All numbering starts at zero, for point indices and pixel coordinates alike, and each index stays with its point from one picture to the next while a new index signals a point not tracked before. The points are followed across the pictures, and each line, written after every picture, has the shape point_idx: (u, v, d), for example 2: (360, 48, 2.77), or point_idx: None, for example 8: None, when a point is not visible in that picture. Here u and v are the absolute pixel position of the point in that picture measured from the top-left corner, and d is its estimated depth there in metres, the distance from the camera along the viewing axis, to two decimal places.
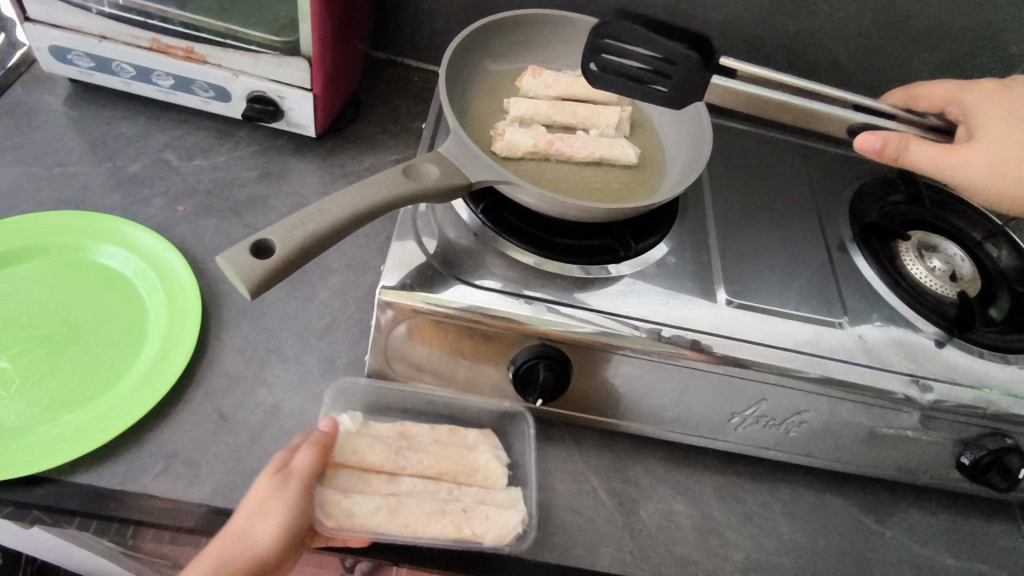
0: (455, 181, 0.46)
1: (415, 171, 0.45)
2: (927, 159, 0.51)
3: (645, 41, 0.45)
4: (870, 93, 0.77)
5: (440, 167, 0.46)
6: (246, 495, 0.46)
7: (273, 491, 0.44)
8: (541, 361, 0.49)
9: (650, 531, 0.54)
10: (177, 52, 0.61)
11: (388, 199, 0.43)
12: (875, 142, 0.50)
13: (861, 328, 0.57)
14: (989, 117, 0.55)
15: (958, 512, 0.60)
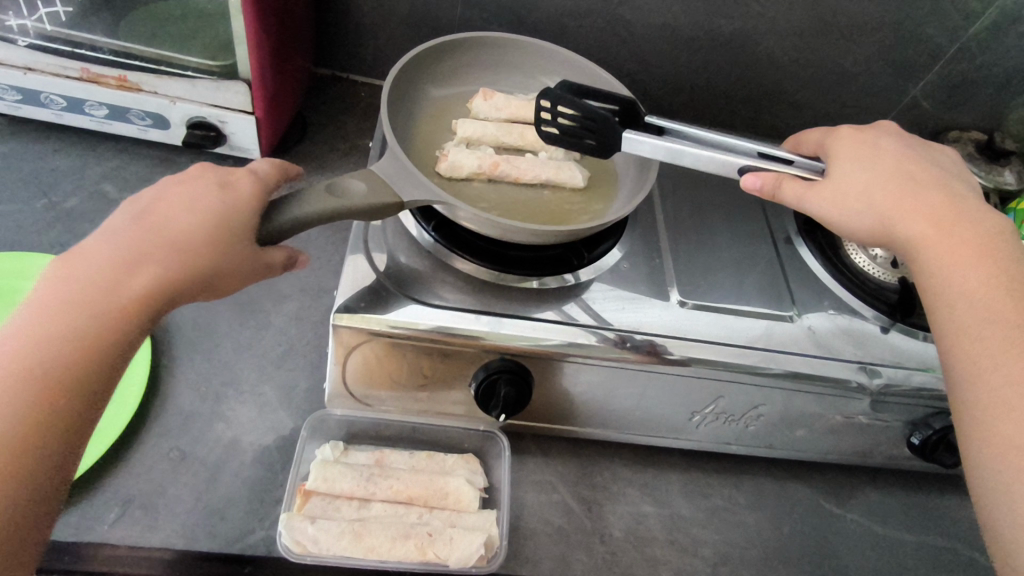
0: (381, 198, 0.44)
1: (340, 187, 0.43)
2: (799, 194, 0.49)
3: (573, 104, 0.51)
4: (806, 87, 0.80)
5: (367, 183, 0.44)
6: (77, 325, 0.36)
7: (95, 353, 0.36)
8: (502, 376, 0.50)
9: (621, 534, 0.54)
10: (109, 81, 0.59)
11: (310, 218, 0.41)
12: (758, 177, 0.49)
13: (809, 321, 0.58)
14: (852, 151, 0.52)
15: (912, 488, 0.63)
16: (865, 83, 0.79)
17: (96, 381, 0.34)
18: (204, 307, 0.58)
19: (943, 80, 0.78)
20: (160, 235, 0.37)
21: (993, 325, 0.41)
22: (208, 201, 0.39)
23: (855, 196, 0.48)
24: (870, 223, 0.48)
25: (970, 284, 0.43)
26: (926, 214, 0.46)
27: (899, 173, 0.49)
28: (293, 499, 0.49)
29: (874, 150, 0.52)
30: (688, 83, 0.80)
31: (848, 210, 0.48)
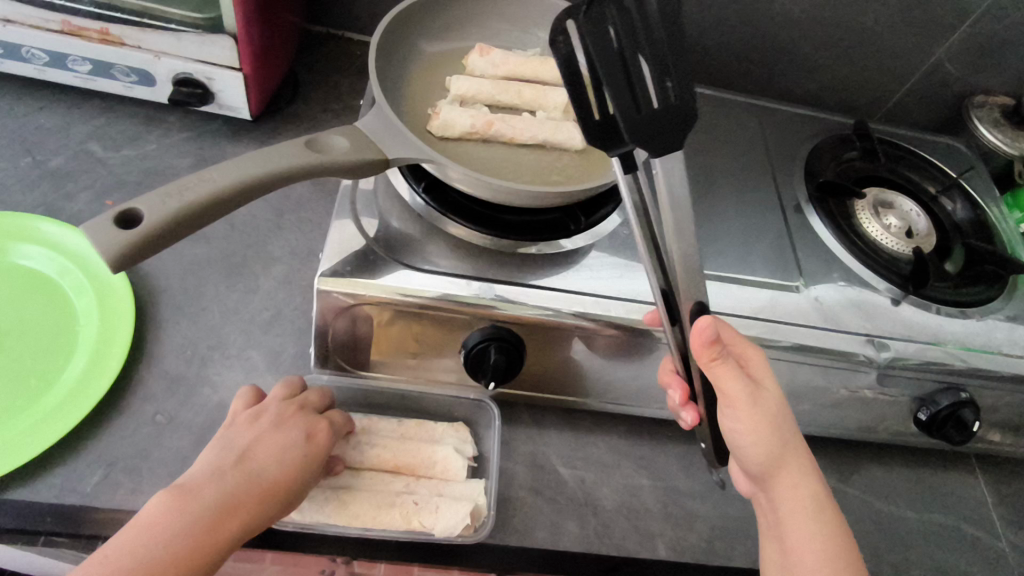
0: (366, 156, 0.41)
1: (321, 143, 0.41)
2: (727, 386, 0.43)
3: None
4: (824, 48, 0.76)
5: (350, 140, 0.42)
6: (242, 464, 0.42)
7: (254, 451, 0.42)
8: (492, 343, 0.48)
9: (614, 506, 0.53)
10: (90, 35, 0.57)
11: (287, 171, 0.37)
12: (711, 337, 0.40)
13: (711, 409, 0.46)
14: (756, 417, 0.43)
15: (918, 465, 0.62)
16: (886, 44, 0.75)
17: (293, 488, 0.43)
18: (191, 270, 0.56)
19: (972, 41, 0.74)
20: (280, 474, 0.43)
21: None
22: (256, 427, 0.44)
23: (760, 429, 0.44)
24: (750, 454, 0.45)
25: (815, 554, 0.43)
26: (816, 493, 0.45)
27: (777, 437, 0.45)
28: None
29: (769, 436, 0.44)
30: (699, 42, 0.76)
31: (754, 425, 0.44)
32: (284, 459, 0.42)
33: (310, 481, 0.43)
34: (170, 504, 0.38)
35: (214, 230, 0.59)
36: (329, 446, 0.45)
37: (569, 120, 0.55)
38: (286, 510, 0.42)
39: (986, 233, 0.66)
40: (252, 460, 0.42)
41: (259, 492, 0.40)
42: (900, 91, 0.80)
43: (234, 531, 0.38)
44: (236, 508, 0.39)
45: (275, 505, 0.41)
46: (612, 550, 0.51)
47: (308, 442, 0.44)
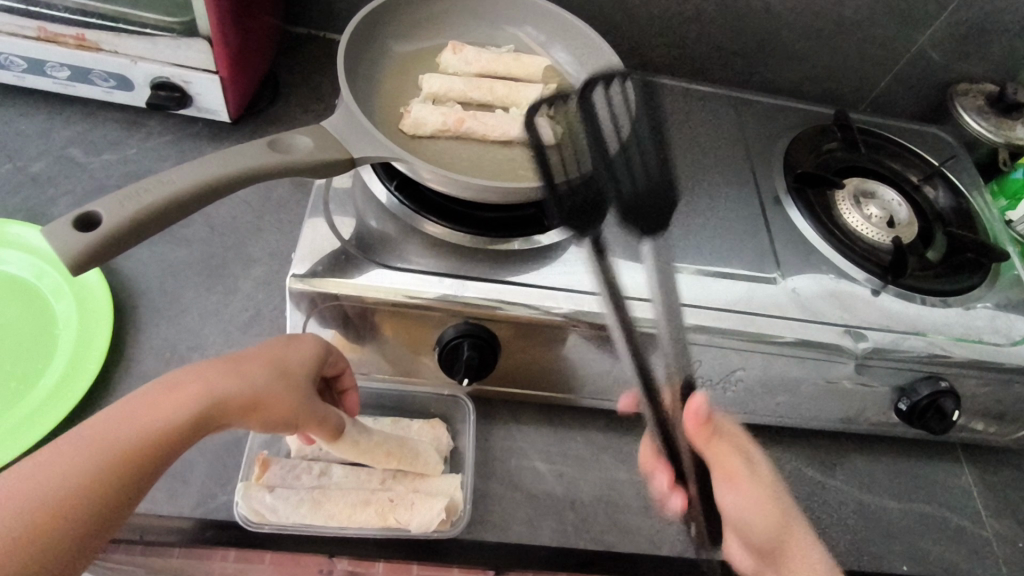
0: (329, 155, 0.41)
1: (284, 144, 0.41)
2: (723, 466, 0.46)
3: None
4: (807, 37, 0.75)
5: (314, 140, 0.42)
6: (231, 362, 0.41)
7: (245, 357, 0.42)
8: (466, 339, 0.48)
9: (593, 501, 0.53)
10: (67, 41, 0.57)
11: (247, 172, 0.38)
12: (703, 412, 0.45)
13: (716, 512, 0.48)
14: (754, 491, 0.46)
15: (901, 455, 0.61)
16: (868, 33, 0.75)
17: (275, 406, 0.42)
18: (171, 272, 0.57)
19: (953, 28, 0.73)
20: (262, 387, 0.41)
21: None
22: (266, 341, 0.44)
23: (762, 505, 0.46)
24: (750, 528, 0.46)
25: None
26: (826, 571, 0.45)
27: (779, 514, 0.46)
28: (252, 469, 0.48)
29: (769, 513, 0.46)
30: (678, 35, 0.76)
31: (752, 501, 0.46)
32: (265, 373, 0.42)
33: (297, 373, 0.43)
34: (145, 385, 0.39)
35: (194, 233, 0.59)
36: (318, 350, 0.45)
37: (542, 116, 0.55)
38: (270, 395, 0.41)
39: (970, 221, 0.66)
40: (237, 366, 0.41)
41: (233, 370, 0.41)
42: (884, 80, 0.80)
43: (200, 398, 0.38)
44: (205, 386, 0.39)
45: (253, 383, 0.41)
46: (589, 544, 0.51)
47: (291, 341, 0.44)
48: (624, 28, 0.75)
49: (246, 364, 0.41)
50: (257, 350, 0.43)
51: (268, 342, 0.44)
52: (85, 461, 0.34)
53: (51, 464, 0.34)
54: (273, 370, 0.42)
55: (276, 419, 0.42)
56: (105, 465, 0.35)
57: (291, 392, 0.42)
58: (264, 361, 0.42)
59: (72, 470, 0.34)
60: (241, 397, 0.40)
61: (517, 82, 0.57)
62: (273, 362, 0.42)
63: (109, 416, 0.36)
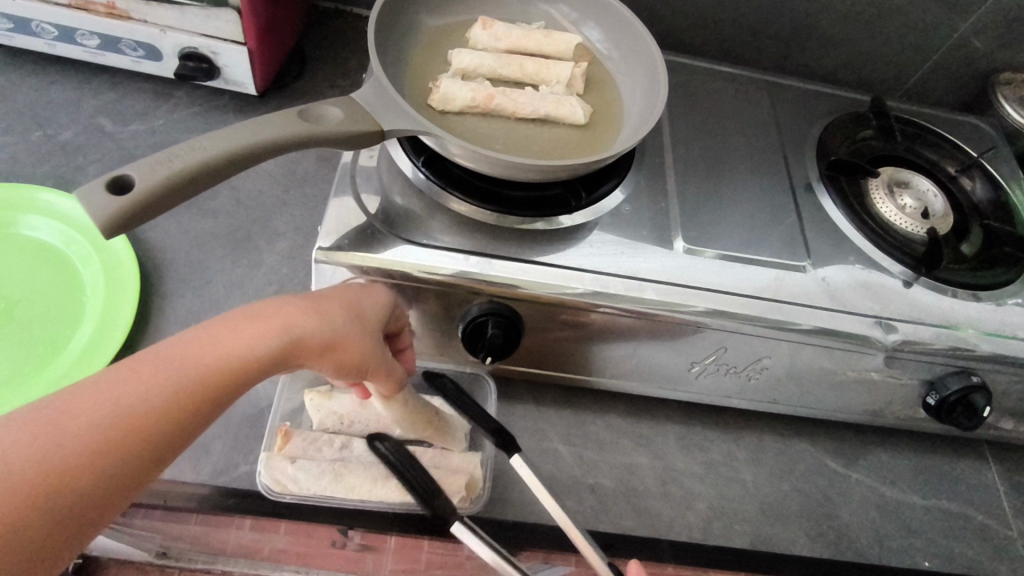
0: (360, 127, 0.41)
1: (315, 114, 0.40)
2: None
3: None
4: (845, 20, 0.73)
5: (345, 111, 0.42)
6: (310, 301, 0.41)
7: (324, 298, 0.41)
8: (490, 318, 0.48)
9: (613, 485, 0.53)
10: (97, 9, 0.57)
11: (275, 142, 0.37)
12: None
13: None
14: None
15: (926, 450, 0.60)
16: (908, 18, 0.72)
17: (348, 350, 0.41)
18: (197, 244, 0.57)
19: (998, 15, 0.71)
20: (338, 329, 0.40)
21: None
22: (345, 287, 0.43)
23: None
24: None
25: None
26: None
27: None
28: (275, 439, 0.48)
29: None
30: (711, 16, 0.74)
31: None
32: (343, 315, 0.41)
33: (368, 320, 0.42)
34: (227, 314, 0.38)
35: (221, 205, 0.59)
36: (386, 300, 0.44)
37: (572, 95, 0.54)
38: (347, 337, 0.41)
39: (1007, 215, 0.64)
40: (317, 305, 0.40)
41: (308, 310, 0.40)
42: (921, 68, 0.78)
43: (274, 336, 0.38)
44: (283, 323, 0.39)
45: (329, 325, 0.40)
46: (607, 527, 0.51)
47: (366, 288, 0.44)
48: (656, 8, 0.73)
49: (324, 304, 0.41)
50: (336, 294, 0.42)
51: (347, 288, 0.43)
52: (156, 387, 0.33)
53: (132, 378, 0.33)
54: (350, 314, 0.41)
55: (342, 365, 0.41)
56: (180, 392, 0.34)
57: (362, 337, 0.41)
58: (341, 304, 0.41)
59: (148, 392, 0.33)
60: (315, 338, 0.39)
61: (547, 60, 0.56)
62: (351, 305, 0.42)
63: (193, 340, 0.36)
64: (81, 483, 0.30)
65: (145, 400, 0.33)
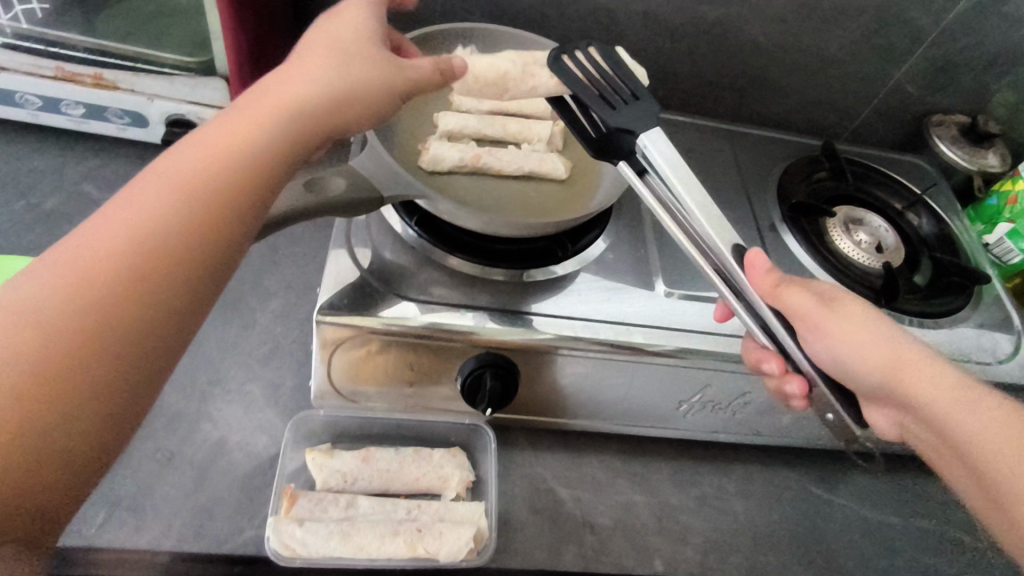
0: (363, 195, 0.43)
1: (320, 184, 0.42)
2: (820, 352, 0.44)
3: None
4: (793, 71, 0.80)
5: (348, 180, 0.43)
6: (290, 85, 0.37)
7: (306, 64, 0.38)
8: (488, 370, 0.49)
9: (611, 525, 0.55)
10: (84, 80, 0.58)
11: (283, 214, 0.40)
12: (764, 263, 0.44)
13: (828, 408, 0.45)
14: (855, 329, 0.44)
15: (897, 471, 0.64)
16: (848, 69, 0.79)
17: (346, 111, 0.38)
18: None
19: (926, 65, 0.79)
20: (332, 88, 0.37)
21: (935, 399, 0.43)
22: (316, 41, 0.39)
23: (862, 329, 0.44)
24: (871, 385, 0.44)
25: (923, 384, 0.43)
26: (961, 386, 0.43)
27: (923, 361, 0.44)
28: (281, 503, 0.48)
29: (877, 330, 0.45)
30: (672, 70, 0.79)
31: (853, 341, 0.44)
32: (317, 71, 0.38)
33: (352, 48, 0.39)
34: (206, 136, 0.34)
35: None
36: (356, 18, 0.41)
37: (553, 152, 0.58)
38: (343, 90, 0.38)
39: (951, 245, 0.70)
40: (293, 86, 0.37)
41: (280, 91, 0.37)
42: (863, 113, 0.84)
43: (264, 116, 0.35)
44: (264, 123, 0.35)
45: (318, 79, 0.37)
46: (610, 568, 0.52)
47: (332, 23, 0.40)
48: None
49: (307, 66, 0.38)
50: (318, 56, 0.38)
51: (310, 42, 0.39)
52: (130, 238, 0.30)
53: (92, 247, 0.30)
54: (326, 67, 0.38)
55: (349, 121, 0.39)
56: (178, 202, 0.32)
57: (362, 76, 0.39)
58: (312, 72, 0.38)
59: (140, 216, 0.31)
60: (301, 90, 0.37)
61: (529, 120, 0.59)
62: (313, 64, 0.38)
63: (163, 178, 0.32)
64: (89, 383, 0.28)
65: (133, 221, 0.31)
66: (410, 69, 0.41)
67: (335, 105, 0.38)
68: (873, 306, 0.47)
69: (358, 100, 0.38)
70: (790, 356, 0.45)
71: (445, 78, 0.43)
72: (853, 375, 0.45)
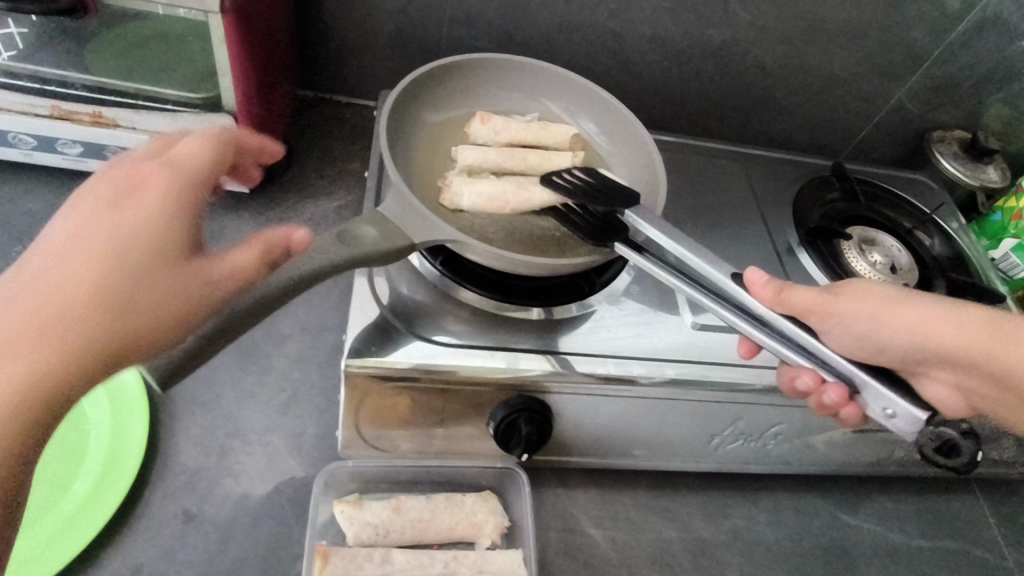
0: (397, 243, 0.42)
1: (353, 235, 0.41)
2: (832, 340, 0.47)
3: None
4: (798, 91, 0.80)
5: (379, 229, 0.43)
6: (32, 281, 0.30)
7: (81, 273, 0.31)
8: (522, 415, 0.48)
9: (646, 564, 0.54)
10: (81, 118, 0.56)
11: (319, 269, 0.38)
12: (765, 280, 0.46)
13: (883, 401, 0.44)
14: (869, 307, 0.47)
15: (922, 492, 0.64)
16: (852, 88, 0.80)
17: (103, 337, 0.30)
18: None
19: (926, 82, 0.79)
20: (81, 296, 0.30)
21: (969, 341, 0.46)
22: (110, 222, 0.32)
23: (872, 306, 0.47)
24: (903, 351, 0.46)
25: (952, 333, 0.46)
26: (983, 321, 0.46)
27: (936, 306, 0.47)
28: (312, 561, 0.47)
29: (887, 299, 0.47)
30: (679, 92, 0.79)
31: (863, 314, 0.47)
32: (114, 253, 0.31)
33: (169, 255, 0.32)
34: None
35: None
36: (150, 196, 0.34)
37: None
38: (61, 307, 0.30)
39: (963, 266, 0.70)
40: (42, 278, 0.31)
41: (94, 299, 0.30)
42: (865, 129, 0.85)
43: (59, 333, 0.29)
44: (58, 326, 0.29)
45: (38, 353, 0.29)
46: None
47: (126, 193, 0.34)
48: (629, 87, 0.77)
49: (101, 284, 0.30)
50: (106, 241, 0.32)
51: (144, 195, 0.34)
52: None
53: None
54: (83, 257, 0.31)
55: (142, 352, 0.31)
56: None
57: (141, 279, 0.31)
58: (75, 276, 0.30)
59: None
60: (53, 358, 0.29)
61: (548, 151, 0.58)
62: (152, 253, 0.32)
63: None
64: None
65: None
66: (218, 278, 0.33)
67: (137, 332, 0.31)
68: (868, 281, 0.49)
69: (173, 314, 0.32)
70: (826, 365, 0.45)
71: (264, 271, 0.35)
72: (884, 348, 0.47)
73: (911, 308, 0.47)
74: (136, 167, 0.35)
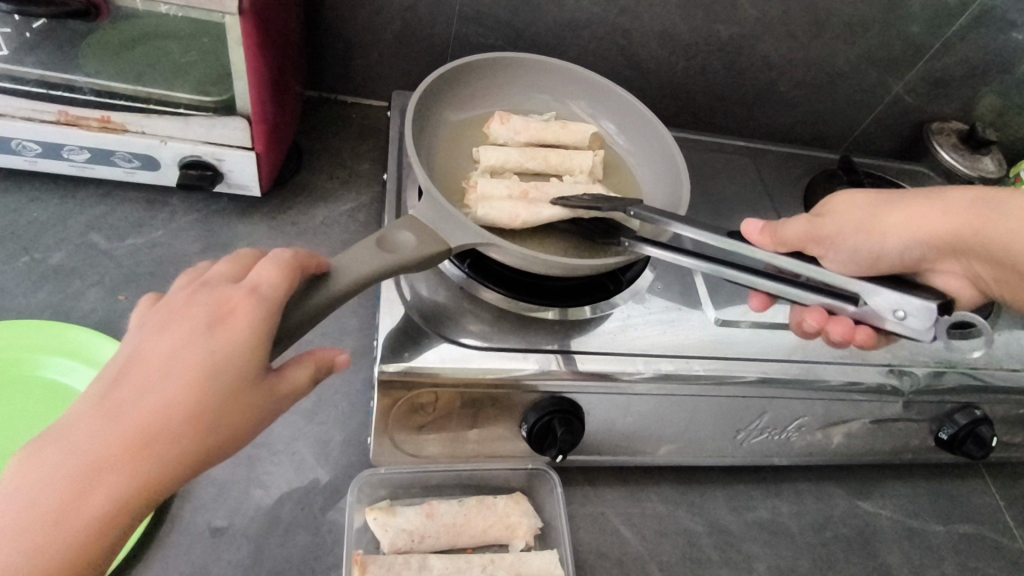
0: (435, 247, 0.42)
1: (390, 239, 0.41)
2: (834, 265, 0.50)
3: None
4: (802, 84, 0.80)
5: (416, 234, 0.43)
6: (103, 410, 0.29)
7: (159, 407, 0.29)
8: (555, 417, 0.48)
9: (676, 559, 0.54)
10: (90, 123, 0.54)
11: (365, 278, 0.39)
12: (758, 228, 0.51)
13: (891, 302, 0.44)
14: (859, 221, 0.49)
15: (936, 478, 0.66)
16: (853, 82, 0.81)
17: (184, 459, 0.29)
18: None
19: (925, 75, 0.81)
20: (163, 427, 0.29)
21: (956, 223, 0.47)
22: (192, 350, 0.30)
23: (859, 220, 0.50)
24: (897, 251, 0.49)
25: (939, 221, 0.48)
26: (968, 206, 0.47)
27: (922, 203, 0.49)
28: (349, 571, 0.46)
29: (876, 208, 0.50)
30: (686, 87, 0.79)
31: (848, 228, 0.50)
32: (193, 383, 0.30)
33: (243, 384, 0.31)
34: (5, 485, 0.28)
35: None
36: (236, 316, 0.32)
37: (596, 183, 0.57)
38: (145, 433, 0.28)
39: None
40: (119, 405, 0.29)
41: (178, 425, 0.29)
42: (866, 122, 0.86)
43: (136, 462, 0.28)
44: (138, 457, 0.28)
45: (123, 478, 0.28)
46: None
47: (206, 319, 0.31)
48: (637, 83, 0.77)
49: (181, 412, 0.29)
50: (185, 375, 0.30)
51: (224, 323, 0.31)
52: None
53: None
54: (170, 385, 0.29)
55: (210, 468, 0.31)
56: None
57: (221, 410, 0.30)
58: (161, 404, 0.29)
59: None
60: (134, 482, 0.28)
61: (567, 150, 0.58)
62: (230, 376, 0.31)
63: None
64: None
65: None
66: (281, 395, 0.33)
67: (197, 464, 0.30)
68: (862, 193, 0.51)
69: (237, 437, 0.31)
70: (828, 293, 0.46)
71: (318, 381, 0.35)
72: (881, 255, 0.49)
73: (902, 213, 0.49)
74: (222, 294, 0.33)
